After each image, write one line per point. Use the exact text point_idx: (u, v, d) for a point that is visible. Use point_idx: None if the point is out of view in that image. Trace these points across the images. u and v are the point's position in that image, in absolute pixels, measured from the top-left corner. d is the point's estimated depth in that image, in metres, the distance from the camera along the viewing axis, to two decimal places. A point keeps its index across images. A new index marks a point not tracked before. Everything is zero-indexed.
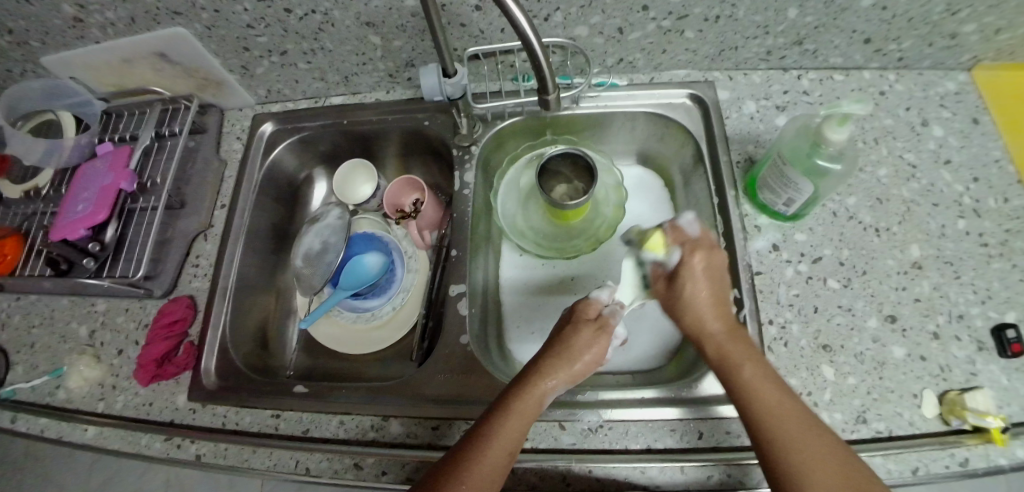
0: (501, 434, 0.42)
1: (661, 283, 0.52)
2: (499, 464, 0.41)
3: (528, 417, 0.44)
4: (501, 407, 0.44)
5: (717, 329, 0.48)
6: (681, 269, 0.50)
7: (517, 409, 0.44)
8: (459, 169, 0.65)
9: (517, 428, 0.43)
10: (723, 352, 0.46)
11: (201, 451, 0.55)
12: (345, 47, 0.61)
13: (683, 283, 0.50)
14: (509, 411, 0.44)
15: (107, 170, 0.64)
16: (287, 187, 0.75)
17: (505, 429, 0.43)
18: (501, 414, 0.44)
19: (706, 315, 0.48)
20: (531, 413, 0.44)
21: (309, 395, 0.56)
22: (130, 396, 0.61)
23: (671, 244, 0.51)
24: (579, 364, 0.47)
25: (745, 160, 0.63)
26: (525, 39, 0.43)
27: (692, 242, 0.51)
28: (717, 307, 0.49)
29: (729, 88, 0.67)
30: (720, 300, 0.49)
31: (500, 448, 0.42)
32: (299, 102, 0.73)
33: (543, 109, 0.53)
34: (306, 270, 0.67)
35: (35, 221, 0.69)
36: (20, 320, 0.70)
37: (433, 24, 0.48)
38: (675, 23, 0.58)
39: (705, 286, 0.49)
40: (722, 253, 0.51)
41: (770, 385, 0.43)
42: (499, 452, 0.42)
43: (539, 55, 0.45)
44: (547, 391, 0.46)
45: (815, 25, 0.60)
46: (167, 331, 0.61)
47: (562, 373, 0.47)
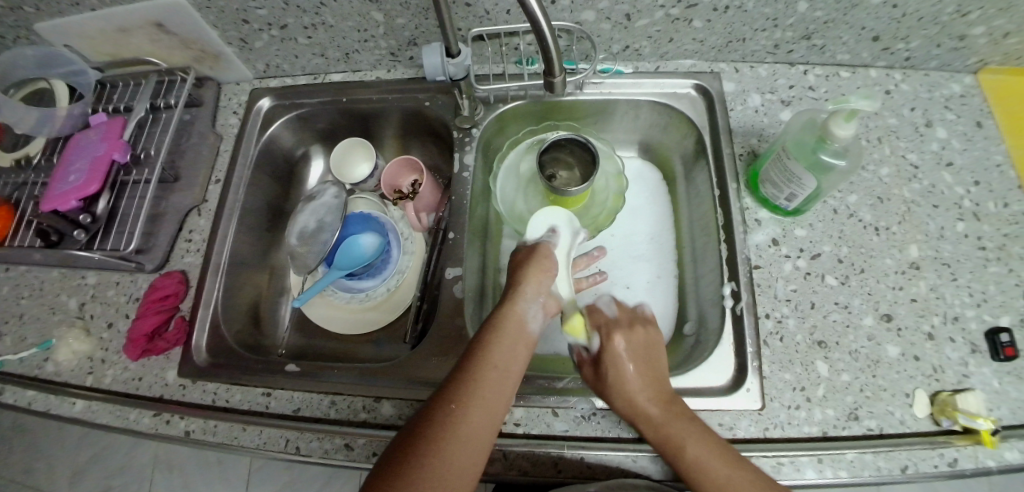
0: (485, 351, 0.44)
1: (588, 368, 0.51)
2: (493, 377, 0.43)
3: (511, 336, 0.46)
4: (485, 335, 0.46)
5: (651, 411, 0.46)
6: (604, 355, 0.50)
7: (499, 330, 0.47)
8: (459, 151, 0.64)
9: (500, 346, 0.45)
10: (670, 438, 0.44)
11: (190, 428, 0.55)
12: (347, 22, 0.60)
13: (607, 367, 0.49)
14: (491, 333, 0.46)
15: (101, 140, 0.63)
16: (284, 164, 0.75)
17: (496, 350, 0.45)
18: (479, 341, 0.46)
19: (638, 397, 0.47)
20: (511, 330, 0.47)
21: (301, 374, 0.56)
22: (120, 371, 0.61)
23: (590, 326, 0.53)
24: (530, 283, 0.52)
25: (748, 153, 0.62)
26: (533, 19, 0.42)
27: (608, 325, 0.53)
28: (644, 385, 0.48)
29: (735, 80, 0.66)
30: (645, 379, 0.48)
31: (491, 364, 0.44)
32: (298, 79, 0.72)
33: (547, 92, 0.52)
34: (300, 248, 0.66)
35: (26, 192, 0.68)
36: (9, 291, 0.69)
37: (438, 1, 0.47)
38: (683, 12, 0.58)
39: (631, 376, 0.48)
40: (642, 328, 0.53)
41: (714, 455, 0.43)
42: (491, 368, 0.43)
43: (546, 37, 0.44)
44: (524, 311, 0.49)
45: (825, 20, 0.59)
46: (158, 305, 0.60)
47: (523, 288, 0.51)
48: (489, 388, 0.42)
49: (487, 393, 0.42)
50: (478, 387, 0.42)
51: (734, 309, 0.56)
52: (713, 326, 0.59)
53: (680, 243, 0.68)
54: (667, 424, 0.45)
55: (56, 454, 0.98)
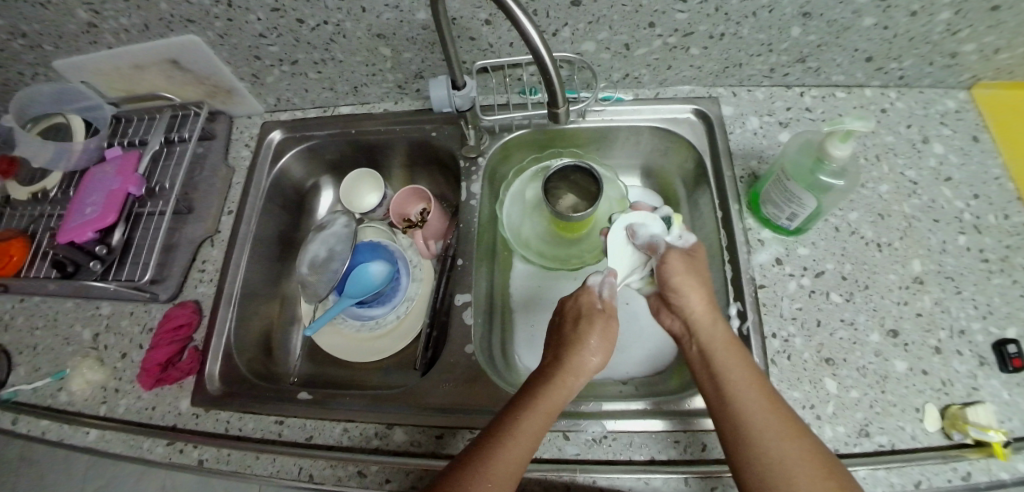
0: (526, 418, 0.44)
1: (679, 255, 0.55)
2: (523, 448, 0.43)
3: (548, 415, 0.45)
4: (524, 405, 0.45)
5: (702, 314, 0.51)
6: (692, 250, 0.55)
7: (541, 407, 0.45)
8: (466, 180, 0.65)
9: (541, 414, 0.45)
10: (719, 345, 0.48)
11: (204, 456, 0.55)
12: (355, 57, 0.62)
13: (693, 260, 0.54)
14: (532, 408, 0.45)
15: (116, 173, 0.65)
16: (295, 195, 0.76)
17: (528, 427, 0.43)
18: (521, 403, 0.45)
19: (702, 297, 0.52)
20: (549, 411, 0.45)
21: (312, 402, 0.57)
22: (133, 400, 0.61)
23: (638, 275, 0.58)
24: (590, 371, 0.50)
25: (749, 175, 0.64)
26: (536, 52, 0.43)
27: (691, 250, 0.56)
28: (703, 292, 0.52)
29: (733, 104, 0.68)
30: (706, 288, 0.52)
31: (521, 444, 0.43)
32: (308, 111, 0.74)
33: (552, 122, 0.53)
34: (311, 277, 0.67)
35: (41, 224, 0.71)
36: (25, 322, 0.71)
37: (444, 38, 0.49)
38: (680, 40, 0.60)
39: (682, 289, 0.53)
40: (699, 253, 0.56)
41: (742, 367, 0.46)
42: (520, 448, 0.42)
43: (550, 71, 0.46)
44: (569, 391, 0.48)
45: (818, 43, 0.61)
46: (172, 335, 0.61)
47: (581, 363, 0.49)
48: (513, 464, 0.42)
49: (518, 460, 0.42)
50: (509, 452, 0.42)
51: (741, 329, 0.57)
52: None
53: None
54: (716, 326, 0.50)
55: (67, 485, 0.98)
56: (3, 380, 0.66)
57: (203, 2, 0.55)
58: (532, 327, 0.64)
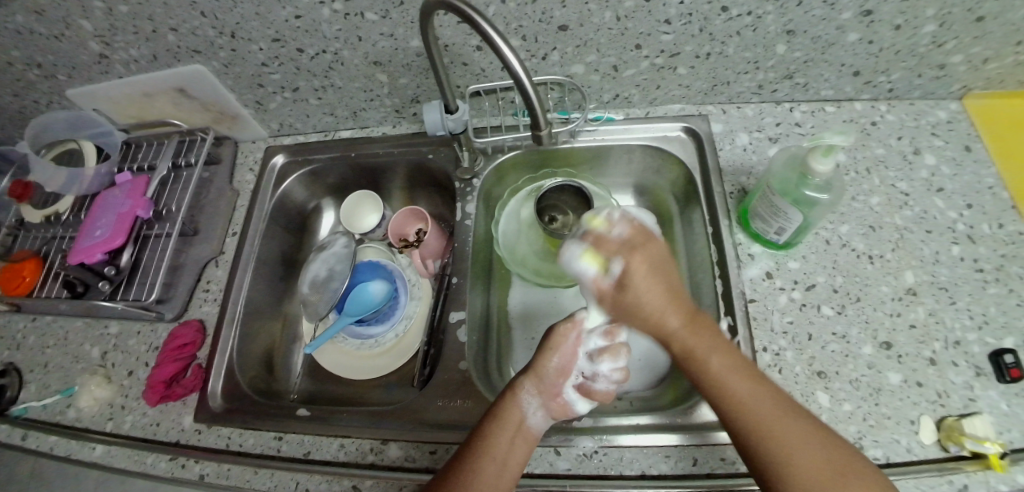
0: (490, 446, 0.46)
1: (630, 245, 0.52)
2: (493, 473, 0.45)
3: (509, 433, 0.47)
4: (483, 429, 0.48)
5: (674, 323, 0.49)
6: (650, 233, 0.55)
7: (498, 430, 0.47)
8: (461, 201, 0.67)
9: (500, 436, 0.47)
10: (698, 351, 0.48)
11: (204, 471, 0.57)
12: (354, 84, 0.64)
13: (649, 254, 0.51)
14: (490, 431, 0.47)
15: (126, 197, 0.68)
16: (298, 217, 0.78)
17: (490, 449, 0.46)
18: (479, 434, 0.47)
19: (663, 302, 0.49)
20: (509, 431, 0.47)
21: (310, 418, 0.58)
22: (138, 416, 0.63)
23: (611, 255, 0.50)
24: (540, 381, 0.51)
25: (738, 191, 0.64)
26: (518, 78, 0.45)
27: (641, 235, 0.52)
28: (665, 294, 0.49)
29: (722, 121, 0.69)
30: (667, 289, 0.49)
31: (489, 465, 0.45)
32: (310, 136, 0.76)
33: (536, 145, 0.54)
34: (312, 297, 0.68)
35: (54, 246, 0.73)
36: (36, 341, 0.73)
37: (436, 65, 0.52)
38: (667, 60, 0.61)
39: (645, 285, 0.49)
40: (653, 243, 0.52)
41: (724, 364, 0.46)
42: (489, 470, 0.45)
43: (531, 95, 0.47)
44: (527, 407, 0.49)
45: (804, 60, 0.62)
46: (177, 353, 0.63)
47: (526, 388, 0.50)
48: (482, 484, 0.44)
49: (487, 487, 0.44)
50: (477, 485, 0.44)
51: (732, 344, 0.57)
52: None
53: (680, 280, 0.69)
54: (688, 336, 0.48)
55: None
56: (15, 397, 0.69)
57: (208, 34, 0.58)
58: (528, 343, 0.65)
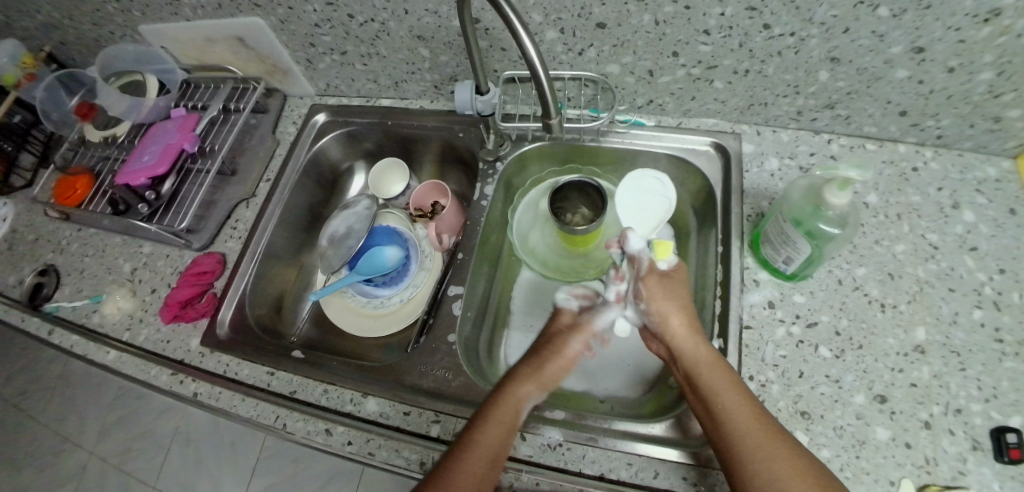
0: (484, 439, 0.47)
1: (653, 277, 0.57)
2: (482, 467, 0.46)
3: (504, 420, 0.49)
4: (480, 417, 0.49)
5: (683, 333, 0.53)
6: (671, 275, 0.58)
7: (495, 415, 0.49)
8: (482, 181, 0.68)
9: (497, 427, 0.49)
10: (706, 366, 0.50)
11: (198, 390, 0.62)
12: (397, 55, 0.67)
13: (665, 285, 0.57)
14: (488, 418, 0.49)
15: (176, 131, 0.74)
16: (330, 174, 0.82)
17: (485, 436, 0.48)
18: (471, 430, 0.48)
19: (672, 316, 0.54)
20: (507, 417, 0.50)
21: (302, 361, 0.61)
22: (153, 331, 0.69)
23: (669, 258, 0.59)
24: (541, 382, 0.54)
25: (757, 215, 0.62)
26: (533, 65, 0.48)
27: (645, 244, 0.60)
28: (676, 310, 0.55)
29: (755, 142, 0.67)
30: (683, 305, 0.55)
31: (483, 451, 0.47)
32: (352, 99, 0.79)
33: (546, 133, 0.57)
34: (330, 251, 0.72)
35: (106, 165, 0.80)
36: (77, 249, 0.80)
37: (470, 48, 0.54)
38: (704, 72, 0.61)
39: (662, 294, 0.56)
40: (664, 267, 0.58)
41: (721, 378, 0.48)
42: (482, 455, 0.46)
43: (545, 86, 0.50)
44: (524, 398, 0.52)
45: (848, 91, 0.60)
46: (196, 279, 0.68)
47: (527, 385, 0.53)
48: (475, 467, 0.46)
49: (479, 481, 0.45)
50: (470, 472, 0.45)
51: None
52: None
53: None
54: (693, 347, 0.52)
55: (97, 413, 1.23)
56: (50, 296, 0.77)
57: None
58: (522, 330, 0.67)
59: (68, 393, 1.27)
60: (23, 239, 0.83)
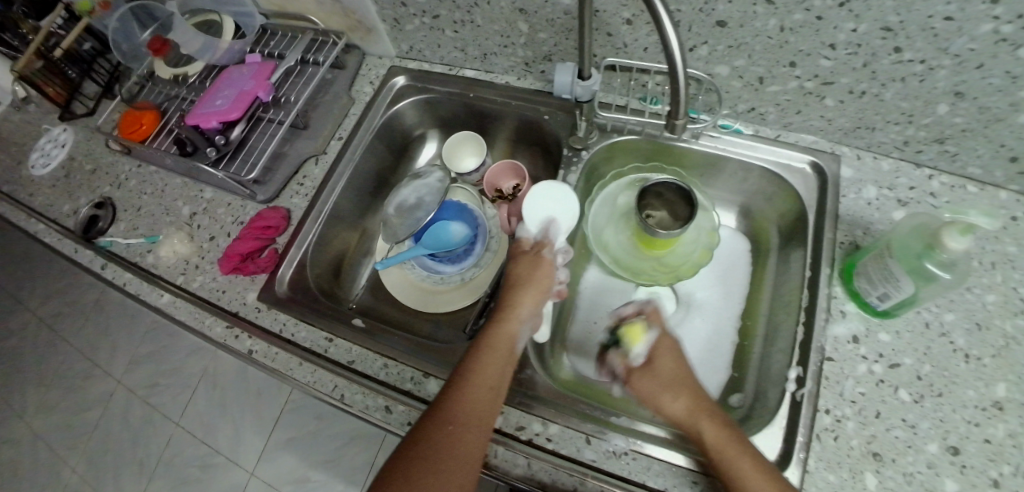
0: (480, 370, 0.48)
1: (636, 372, 0.54)
2: (483, 395, 0.47)
3: (498, 352, 0.50)
4: (474, 353, 0.50)
5: (688, 415, 0.49)
6: (654, 353, 0.54)
7: (489, 347, 0.50)
8: (565, 169, 0.66)
9: (494, 355, 0.50)
10: (718, 443, 0.45)
11: (254, 348, 0.60)
12: (494, 25, 0.64)
13: (651, 371, 0.53)
14: (482, 350, 0.50)
15: (251, 77, 0.73)
16: (401, 140, 0.80)
17: (485, 366, 0.48)
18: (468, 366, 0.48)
19: (669, 401, 0.50)
20: (501, 350, 0.50)
21: (363, 329, 0.60)
22: (208, 279, 0.68)
23: (647, 326, 0.56)
24: (525, 306, 0.55)
25: (849, 243, 0.59)
26: (671, 59, 0.40)
27: (649, 320, 0.57)
28: (671, 393, 0.51)
29: (854, 167, 0.64)
30: (681, 385, 0.51)
31: (482, 383, 0.47)
32: (434, 66, 0.77)
33: (667, 133, 0.46)
34: (396, 219, 0.70)
35: (174, 104, 0.79)
36: (135, 185, 0.79)
37: (584, 26, 0.51)
38: (818, 87, 0.58)
39: (655, 380, 0.52)
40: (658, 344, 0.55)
41: (733, 443, 0.45)
42: (482, 386, 0.47)
43: (680, 84, 0.41)
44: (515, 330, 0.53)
45: (963, 127, 0.56)
46: (259, 233, 0.66)
47: (516, 315, 0.54)
48: (477, 403, 0.46)
49: (484, 410, 0.46)
50: (474, 404, 0.46)
51: (795, 394, 0.55)
52: (768, 406, 0.57)
53: (758, 312, 0.66)
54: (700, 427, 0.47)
55: (152, 349, 1.39)
56: (105, 230, 0.76)
57: None
58: (585, 325, 0.67)
59: (127, 328, 1.44)
60: (80, 168, 0.82)
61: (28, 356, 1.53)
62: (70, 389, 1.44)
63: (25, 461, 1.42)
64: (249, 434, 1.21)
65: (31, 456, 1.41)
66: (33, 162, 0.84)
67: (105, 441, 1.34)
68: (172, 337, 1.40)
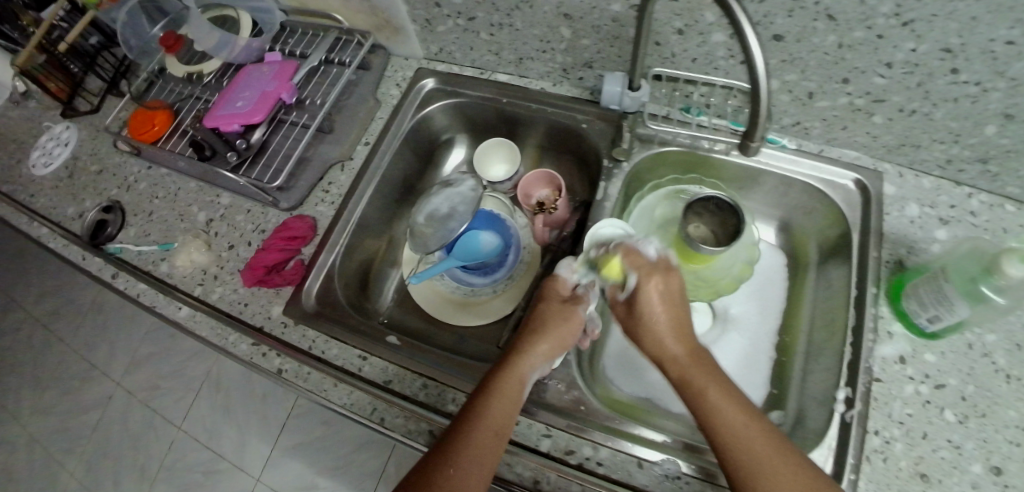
0: (482, 416, 0.44)
1: (622, 308, 0.51)
2: (486, 442, 0.43)
3: (507, 395, 0.46)
4: (480, 394, 0.46)
5: (686, 362, 0.46)
6: (639, 293, 0.49)
7: (496, 388, 0.46)
8: (606, 181, 0.64)
9: (500, 409, 0.45)
10: (712, 404, 0.42)
11: (284, 367, 0.58)
12: (534, 30, 0.62)
13: (641, 310, 0.49)
14: (489, 392, 0.46)
15: (273, 77, 0.69)
16: (428, 143, 0.77)
17: (490, 410, 0.44)
18: (472, 408, 0.45)
19: (666, 341, 0.47)
20: (510, 393, 0.46)
21: (397, 346, 0.58)
22: (229, 291, 0.64)
23: (626, 266, 0.50)
24: (540, 349, 0.50)
25: (894, 262, 0.59)
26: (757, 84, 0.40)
27: (646, 266, 0.50)
28: (669, 337, 0.47)
29: (897, 185, 0.63)
30: (677, 328, 0.47)
31: (486, 430, 0.43)
32: (464, 69, 0.74)
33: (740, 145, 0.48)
34: (426, 228, 0.67)
35: (188, 104, 0.75)
36: (145, 189, 0.75)
37: (641, 40, 0.50)
38: (867, 104, 0.57)
39: (654, 319, 0.48)
40: (654, 280, 0.49)
41: (727, 403, 0.42)
42: (486, 433, 0.43)
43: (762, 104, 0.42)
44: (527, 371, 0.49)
45: (1009, 149, 0.54)
46: (285, 243, 0.64)
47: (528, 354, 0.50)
48: (479, 450, 0.42)
49: (484, 460, 0.42)
50: (475, 453, 0.42)
51: (843, 415, 0.53)
52: (813, 426, 0.56)
53: (797, 328, 0.65)
54: (702, 382, 0.44)
55: (154, 350, 1.36)
56: (113, 236, 0.72)
57: None
58: (624, 339, 0.65)
59: (127, 329, 1.40)
60: (85, 169, 0.77)
61: (24, 356, 1.49)
62: (70, 391, 1.40)
63: (23, 464, 1.39)
64: (256, 440, 1.18)
65: (31, 459, 1.38)
66: (35, 162, 0.80)
67: (106, 445, 1.31)
68: (173, 339, 1.36)
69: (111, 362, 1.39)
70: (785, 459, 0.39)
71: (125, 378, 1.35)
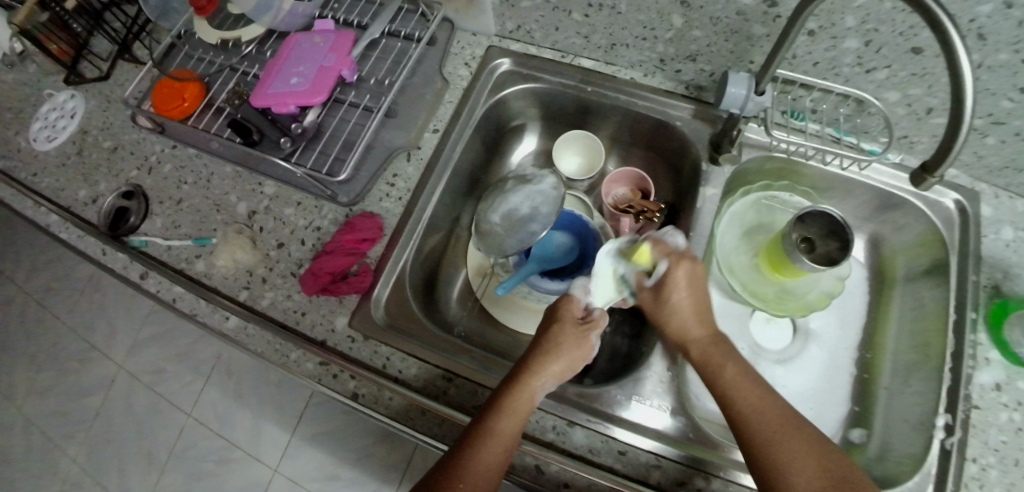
0: (489, 441, 0.41)
1: (647, 294, 0.52)
2: (491, 466, 0.41)
3: (517, 416, 0.43)
4: (490, 411, 0.43)
5: (709, 344, 0.48)
6: (666, 280, 0.50)
7: (507, 409, 0.43)
8: (702, 183, 0.61)
9: (506, 433, 0.42)
10: (732, 382, 0.44)
11: (360, 391, 0.52)
12: (638, 15, 0.55)
13: (666, 294, 0.50)
14: (500, 413, 0.43)
15: (330, 50, 0.61)
16: (496, 132, 0.71)
17: (498, 433, 0.42)
18: (481, 426, 0.43)
19: (689, 324, 0.49)
20: (518, 416, 0.43)
21: (485, 365, 0.53)
22: (281, 298, 0.57)
23: (658, 255, 0.51)
24: (552, 373, 0.46)
25: (992, 287, 0.58)
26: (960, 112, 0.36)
27: (678, 254, 0.50)
28: (694, 323, 0.49)
29: (993, 206, 0.62)
30: (701, 310, 0.49)
31: (493, 452, 0.41)
32: (543, 50, 0.68)
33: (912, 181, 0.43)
34: (502, 229, 0.62)
35: (222, 77, 0.65)
36: (171, 172, 0.66)
37: (789, 31, 0.44)
38: (985, 125, 0.54)
39: (684, 302, 0.49)
40: (687, 268, 0.50)
41: (749, 385, 0.44)
42: (492, 455, 0.41)
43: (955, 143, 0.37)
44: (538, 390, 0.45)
45: None
46: (352, 247, 0.57)
47: (542, 373, 0.46)
48: (484, 474, 0.40)
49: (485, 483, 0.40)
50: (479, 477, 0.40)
51: (943, 442, 0.51)
52: (908, 454, 0.54)
53: (882, 348, 0.64)
54: (725, 365, 0.46)
55: (151, 333, 1.26)
56: (136, 226, 0.63)
57: None
58: None
59: (123, 308, 1.30)
60: (97, 145, 0.69)
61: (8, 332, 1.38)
62: (58, 374, 1.30)
63: (11, 448, 1.30)
64: (270, 430, 1.12)
65: (20, 443, 1.30)
66: (36, 135, 0.71)
67: (101, 433, 1.23)
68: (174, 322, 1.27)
69: (105, 345, 1.28)
70: (802, 435, 0.40)
71: (121, 363, 1.26)
